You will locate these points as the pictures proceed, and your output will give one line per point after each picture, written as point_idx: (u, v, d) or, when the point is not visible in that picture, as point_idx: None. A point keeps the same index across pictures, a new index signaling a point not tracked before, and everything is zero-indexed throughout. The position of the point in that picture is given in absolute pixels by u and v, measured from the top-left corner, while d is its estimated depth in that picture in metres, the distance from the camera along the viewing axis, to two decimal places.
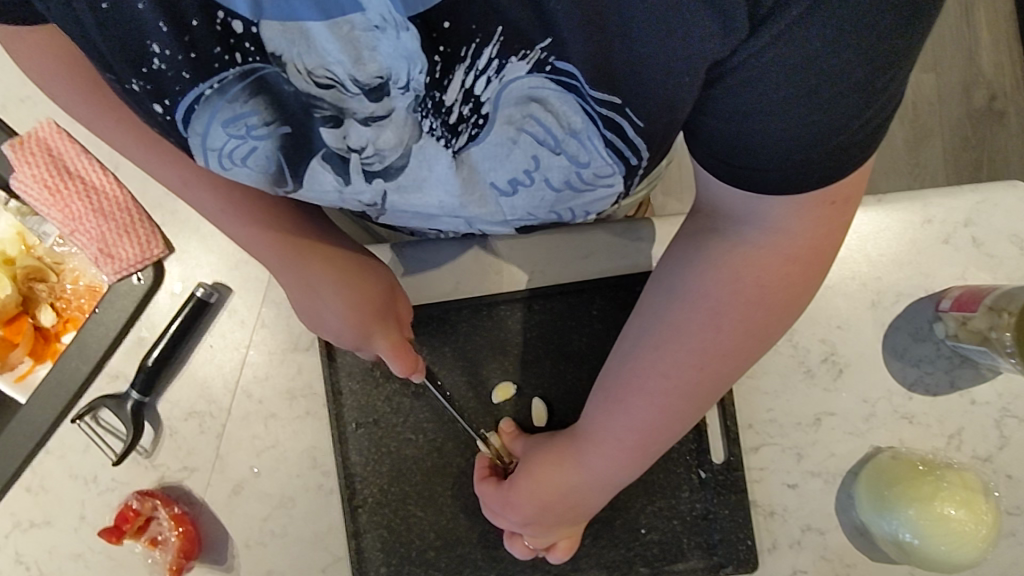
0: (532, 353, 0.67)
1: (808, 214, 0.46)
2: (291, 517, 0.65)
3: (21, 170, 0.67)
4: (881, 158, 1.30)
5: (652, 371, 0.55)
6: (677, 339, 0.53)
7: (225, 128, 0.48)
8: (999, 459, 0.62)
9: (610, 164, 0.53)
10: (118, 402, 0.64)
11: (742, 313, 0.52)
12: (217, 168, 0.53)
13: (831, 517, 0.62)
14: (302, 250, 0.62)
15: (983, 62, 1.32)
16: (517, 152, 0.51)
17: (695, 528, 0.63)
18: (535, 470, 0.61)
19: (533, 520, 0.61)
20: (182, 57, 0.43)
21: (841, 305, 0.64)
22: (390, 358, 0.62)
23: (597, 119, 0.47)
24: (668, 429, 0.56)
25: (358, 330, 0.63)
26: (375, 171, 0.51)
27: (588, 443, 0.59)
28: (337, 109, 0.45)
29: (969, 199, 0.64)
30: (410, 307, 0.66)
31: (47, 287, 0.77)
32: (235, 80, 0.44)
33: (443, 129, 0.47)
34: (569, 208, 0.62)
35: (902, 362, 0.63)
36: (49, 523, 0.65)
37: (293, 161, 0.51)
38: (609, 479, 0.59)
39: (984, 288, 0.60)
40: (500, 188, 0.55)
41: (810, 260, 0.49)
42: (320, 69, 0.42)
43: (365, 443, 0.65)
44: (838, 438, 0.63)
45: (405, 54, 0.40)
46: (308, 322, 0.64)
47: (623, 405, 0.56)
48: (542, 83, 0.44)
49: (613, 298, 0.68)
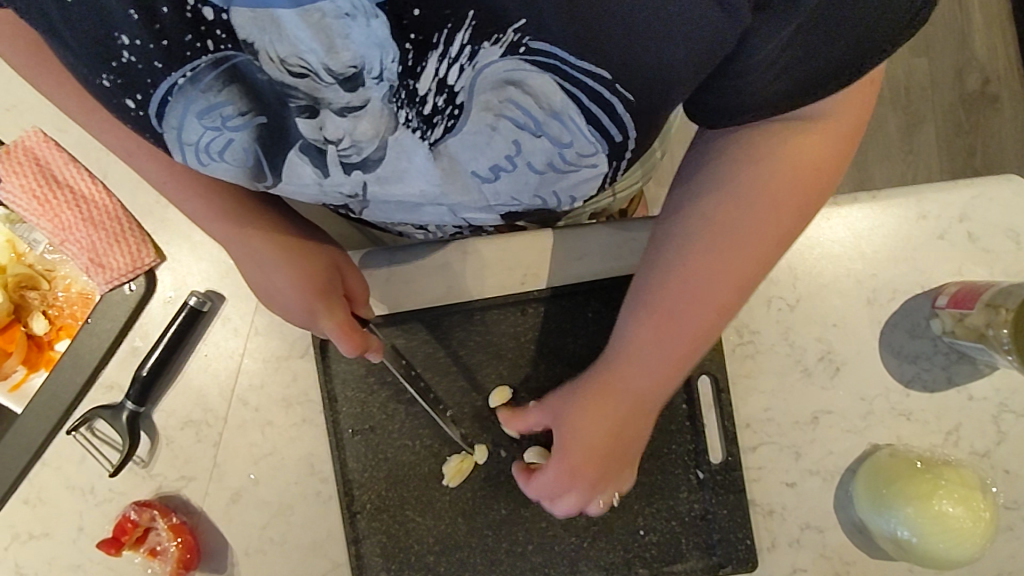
0: (527, 357, 0.66)
1: (849, 102, 0.48)
2: (290, 525, 0.65)
3: (9, 180, 0.66)
4: (875, 146, 1.30)
5: (703, 284, 0.54)
6: (729, 248, 0.53)
7: (200, 120, 0.47)
8: (997, 454, 0.62)
9: (593, 143, 0.52)
10: (113, 413, 0.64)
11: (787, 214, 0.52)
12: (194, 162, 0.52)
13: (829, 515, 0.63)
14: (247, 225, 0.60)
15: (976, 47, 1.31)
16: (497, 138, 0.50)
17: (694, 529, 0.63)
18: (583, 424, 0.59)
19: (599, 475, 0.60)
20: (152, 46, 0.42)
21: (837, 303, 0.64)
22: (335, 338, 0.61)
23: (577, 98, 0.47)
24: (711, 332, 0.56)
25: (303, 306, 0.61)
26: (354, 163, 0.50)
27: (630, 365, 0.57)
28: (312, 99, 0.44)
29: (964, 194, 0.63)
30: (360, 284, 0.65)
31: (38, 295, 0.76)
32: (207, 69, 0.43)
33: (418, 120, 0.46)
34: (553, 193, 0.61)
35: (898, 360, 0.63)
36: (48, 535, 0.65)
37: (271, 154, 0.50)
38: (655, 399, 0.58)
39: (981, 284, 0.60)
40: (481, 176, 0.55)
41: (840, 156, 0.51)
42: (293, 57, 0.40)
43: (362, 450, 0.65)
44: (835, 436, 0.63)
45: (378, 42, 0.39)
46: (259, 290, 0.62)
47: (673, 324, 0.55)
48: (517, 67, 0.43)
49: (607, 300, 0.67)
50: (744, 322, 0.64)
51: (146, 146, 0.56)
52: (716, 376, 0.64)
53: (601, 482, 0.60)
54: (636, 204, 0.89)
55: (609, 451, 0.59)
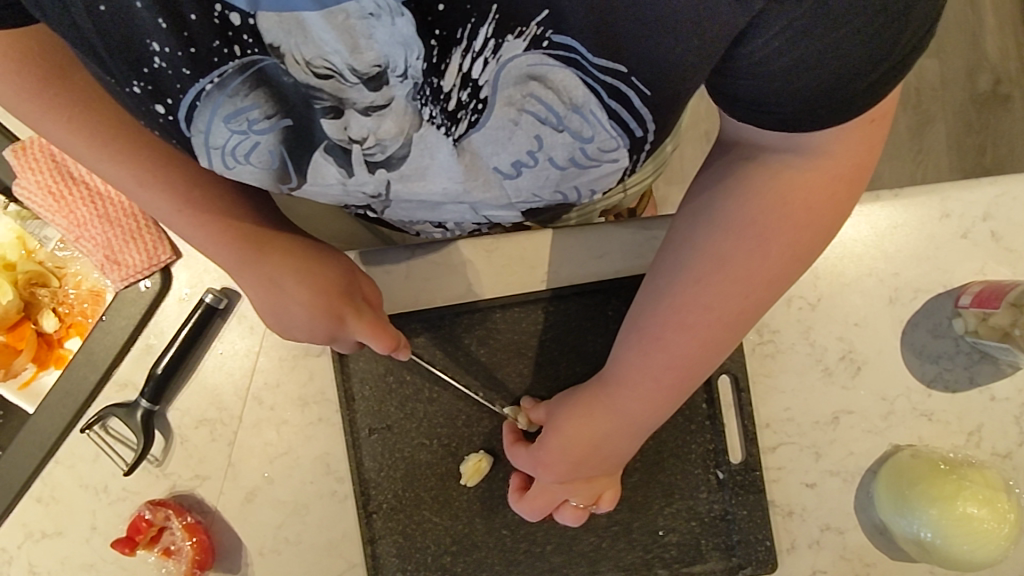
0: (546, 355, 0.66)
1: (852, 136, 0.45)
2: (305, 524, 0.64)
3: (25, 177, 0.66)
4: (884, 145, 1.29)
5: (694, 307, 0.53)
6: (722, 273, 0.52)
7: (227, 124, 0.47)
8: (1019, 455, 0.61)
9: (615, 137, 0.51)
10: (128, 411, 0.64)
11: (789, 239, 0.51)
12: (220, 168, 0.52)
13: (849, 516, 0.62)
14: (254, 241, 0.58)
15: (987, 45, 1.30)
16: (519, 134, 0.49)
17: (713, 529, 0.63)
18: (566, 425, 0.59)
19: (568, 477, 0.60)
20: (181, 53, 0.42)
21: (857, 302, 0.63)
22: (370, 339, 0.61)
23: (600, 92, 0.46)
24: (707, 360, 0.54)
25: (330, 315, 0.60)
26: (378, 162, 0.50)
27: (618, 386, 0.57)
28: (336, 100, 0.43)
29: (987, 192, 0.63)
30: (371, 285, 0.64)
31: (49, 292, 0.76)
32: (234, 74, 0.43)
33: (442, 117, 0.46)
34: (574, 188, 0.60)
35: (920, 359, 0.63)
36: (60, 534, 0.64)
37: (297, 156, 0.50)
38: (644, 422, 0.57)
39: (1005, 283, 0.59)
40: (504, 172, 0.54)
41: (847, 187, 0.49)
42: (318, 59, 0.40)
43: (379, 449, 0.65)
44: (856, 437, 0.63)
45: (402, 40, 0.39)
46: (266, 315, 0.61)
47: (663, 346, 0.54)
48: (540, 60, 0.43)
49: (627, 299, 0.67)
50: (766, 321, 0.64)
51: (159, 164, 0.55)
52: (739, 375, 0.63)
53: (570, 485, 0.61)
54: (646, 201, 0.89)
55: (584, 458, 0.59)
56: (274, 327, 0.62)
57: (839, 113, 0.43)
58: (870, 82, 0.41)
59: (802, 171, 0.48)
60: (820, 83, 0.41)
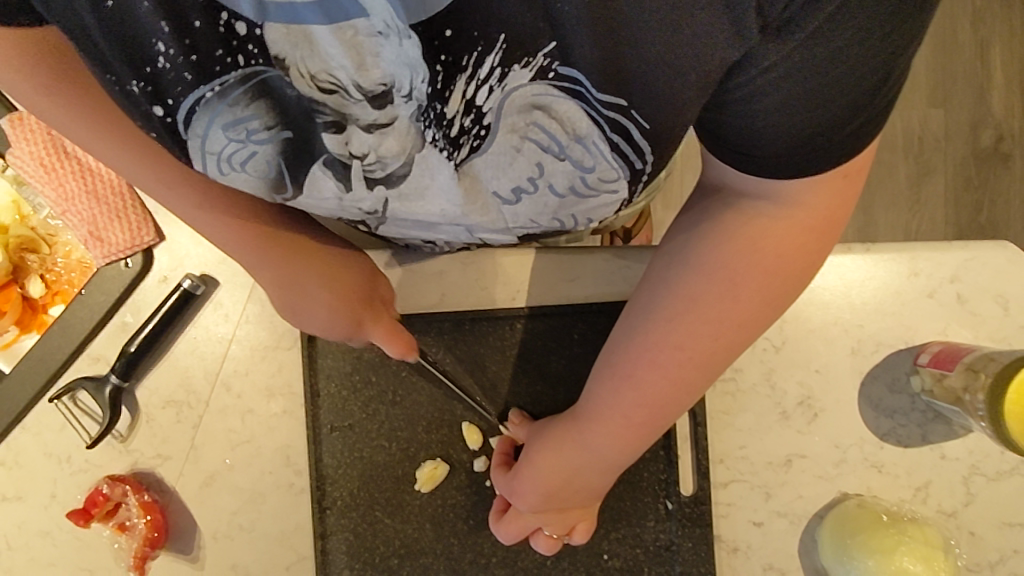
0: (509, 370, 0.67)
1: (823, 189, 0.47)
2: (259, 513, 0.66)
3: (18, 146, 0.67)
4: (882, 192, 1.30)
5: (665, 346, 0.54)
6: (693, 314, 0.53)
7: (225, 132, 0.48)
8: (964, 515, 0.62)
9: (615, 169, 0.53)
10: (97, 385, 0.65)
11: (760, 286, 0.52)
12: (215, 173, 0.53)
13: (793, 558, 0.63)
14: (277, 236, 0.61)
15: (994, 103, 1.31)
16: (520, 160, 0.51)
17: (658, 558, 0.64)
18: (538, 458, 0.61)
19: (542, 507, 0.62)
20: (184, 59, 0.42)
21: (821, 350, 0.64)
22: (384, 342, 0.64)
23: (602, 124, 0.48)
24: (675, 401, 0.56)
25: (349, 319, 0.63)
26: (377, 179, 0.52)
27: (589, 422, 0.59)
28: (339, 115, 0.45)
29: (957, 255, 0.64)
30: (389, 287, 0.66)
31: (38, 258, 0.78)
32: (236, 84, 0.44)
33: (444, 141, 0.48)
34: (572, 216, 0.61)
35: (876, 412, 0.64)
36: (20, 499, 0.65)
37: (295, 167, 0.51)
38: (611, 459, 0.60)
39: (963, 346, 0.60)
40: (503, 197, 0.55)
41: (815, 236, 0.51)
42: (323, 74, 0.42)
43: (338, 447, 0.66)
44: (806, 481, 0.64)
45: (409, 61, 0.40)
46: (288, 315, 0.64)
47: (633, 385, 0.56)
48: (545, 91, 0.44)
49: (594, 325, 0.68)
50: None
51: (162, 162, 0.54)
52: (696, 411, 0.64)
53: (544, 514, 0.63)
54: (642, 224, 0.90)
55: (557, 490, 0.62)
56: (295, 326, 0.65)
57: (817, 160, 0.45)
58: (847, 131, 0.43)
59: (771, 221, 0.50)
60: (802, 128, 0.43)
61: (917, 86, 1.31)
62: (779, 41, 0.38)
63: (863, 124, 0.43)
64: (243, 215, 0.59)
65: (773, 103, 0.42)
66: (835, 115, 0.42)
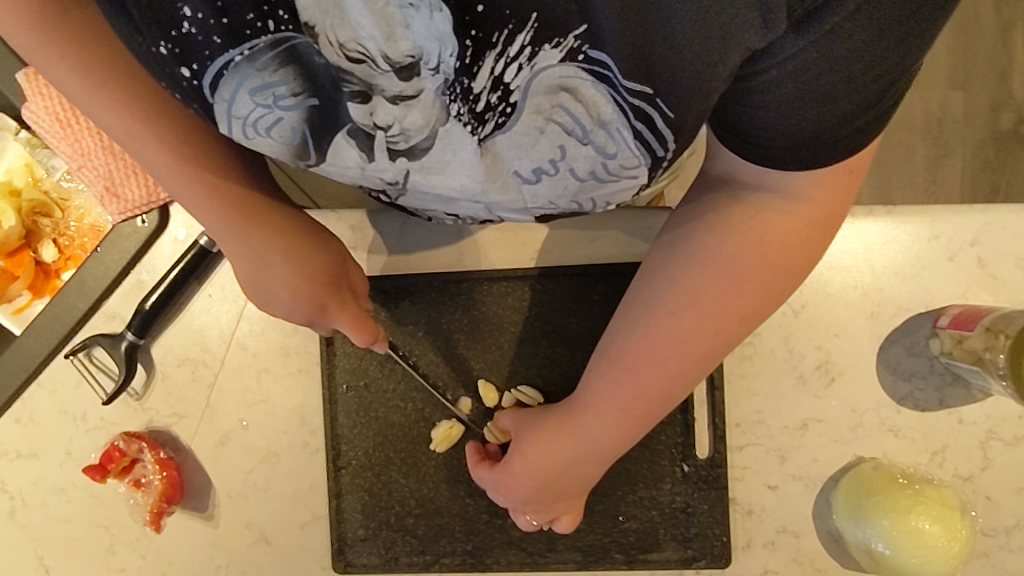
0: (527, 332, 0.67)
1: (829, 183, 0.48)
2: (274, 472, 0.66)
3: (35, 102, 0.68)
4: (899, 172, 1.29)
5: (666, 340, 0.54)
6: (696, 306, 0.54)
7: (253, 96, 0.47)
8: (981, 480, 0.62)
9: (638, 156, 0.51)
10: (113, 342, 0.65)
11: (764, 279, 0.53)
12: (240, 137, 0.52)
13: (808, 521, 0.63)
14: (257, 217, 0.59)
15: (1013, 83, 1.29)
16: (543, 141, 0.50)
17: (673, 520, 0.64)
18: (530, 450, 0.61)
19: (532, 499, 0.61)
20: (214, 22, 0.43)
21: (840, 313, 0.64)
22: (349, 330, 0.62)
23: (627, 110, 0.47)
24: (677, 388, 0.56)
25: (313, 302, 0.62)
26: (400, 150, 0.51)
27: (586, 412, 0.58)
28: (365, 85, 0.44)
29: (979, 219, 0.63)
30: (365, 280, 0.66)
31: (51, 223, 0.78)
32: (266, 48, 0.44)
33: (470, 116, 0.47)
34: (590, 199, 0.59)
35: (894, 376, 0.63)
36: (36, 456, 0.66)
37: (319, 135, 0.50)
38: (607, 449, 0.59)
39: (984, 308, 0.60)
40: (524, 176, 0.54)
41: (818, 230, 0.52)
42: (352, 43, 0.41)
43: (354, 407, 0.66)
44: (823, 445, 0.64)
45: (438, 34, 0.40)
46: (251, 291, 0.62)
47: (632, 376, 0.56)
48: (573, 73, 0.44)
49: (614, 286, 0.67)
50: None
51: (151, 125, 0.54)
52: (713, 374, 0.65)
53: (533, 506, 0.62)
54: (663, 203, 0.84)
55: (547, 482, 0.60)
56: (258, 303, 0.63)
57: (823, 156, 0.46)
58: (859, 126, 0.44)
59: (774, 214, 0.51)
60: (811, 125, 0.44)
61: (934, 66, 1.30)
62: (805, 32, 0.39)
63: (877, 117, 0.44)
64: (241, 197, 0.59)
65: (790, 95, 0.43)
66: (845, 114, 0.43)
